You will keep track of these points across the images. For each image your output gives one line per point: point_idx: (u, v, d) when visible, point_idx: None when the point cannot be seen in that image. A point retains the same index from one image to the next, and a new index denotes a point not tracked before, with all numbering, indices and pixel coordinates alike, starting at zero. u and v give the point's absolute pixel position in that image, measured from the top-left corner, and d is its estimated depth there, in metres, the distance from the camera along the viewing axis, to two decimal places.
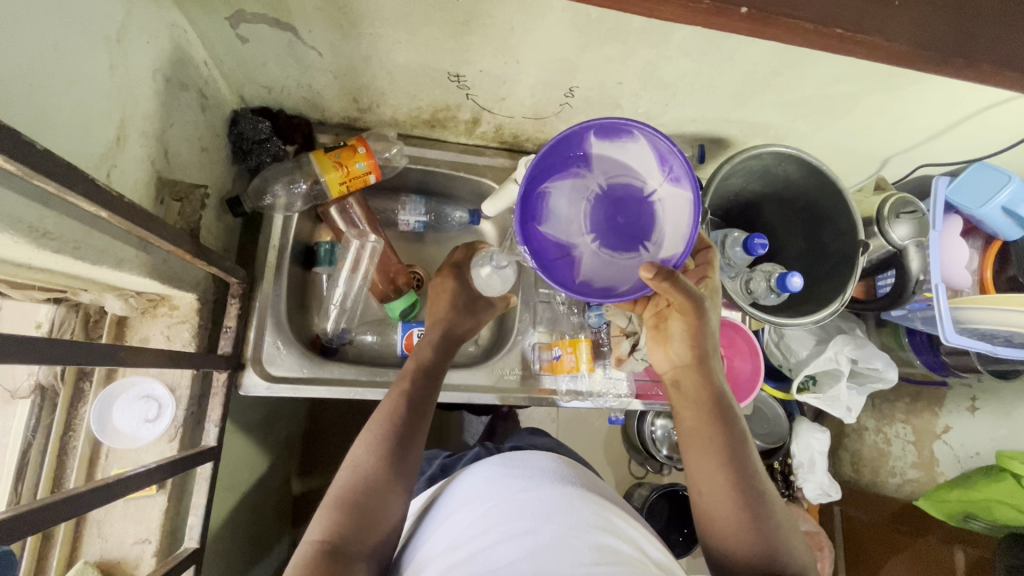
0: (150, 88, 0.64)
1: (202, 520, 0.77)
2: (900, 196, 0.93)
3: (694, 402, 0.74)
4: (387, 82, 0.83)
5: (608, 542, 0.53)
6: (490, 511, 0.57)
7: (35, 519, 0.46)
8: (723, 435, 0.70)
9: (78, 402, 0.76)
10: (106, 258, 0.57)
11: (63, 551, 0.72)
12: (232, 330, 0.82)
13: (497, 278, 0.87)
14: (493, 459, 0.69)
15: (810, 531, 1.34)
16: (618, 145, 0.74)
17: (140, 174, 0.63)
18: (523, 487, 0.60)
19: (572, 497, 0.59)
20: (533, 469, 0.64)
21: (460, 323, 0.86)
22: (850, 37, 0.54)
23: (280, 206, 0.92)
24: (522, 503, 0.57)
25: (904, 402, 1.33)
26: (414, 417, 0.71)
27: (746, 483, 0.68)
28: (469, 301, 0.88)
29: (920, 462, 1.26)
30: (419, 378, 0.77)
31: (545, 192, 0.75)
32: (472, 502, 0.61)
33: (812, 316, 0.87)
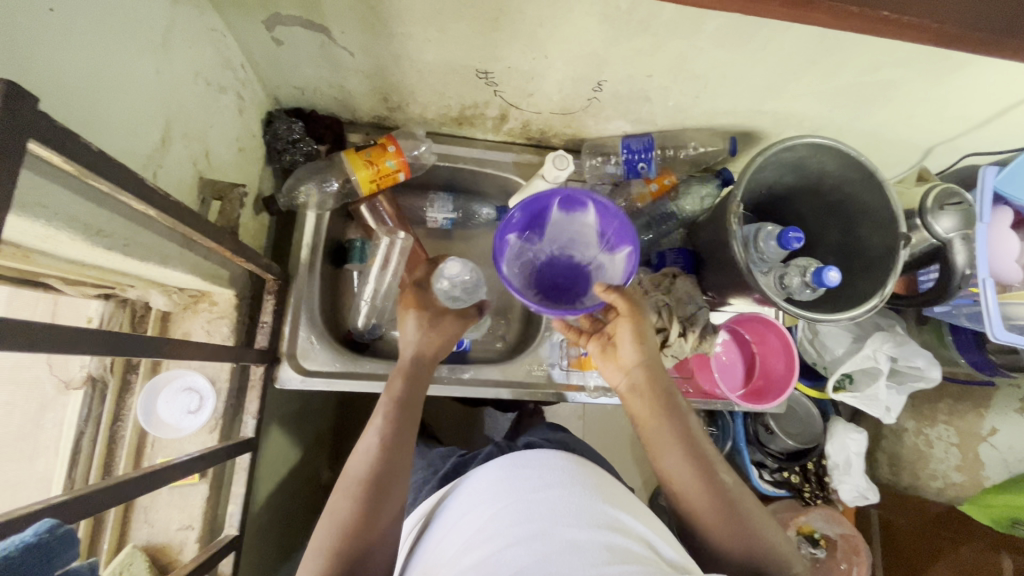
0: (193, 91, 0.66)
1: (241, 508, 0.80)
2: (944, 186, 0.90)
3: (656, 436, 0.71)
4: (416, 81, 0.85)
5: (620, 544, 0.52)
6: (502, 515, 0.57)
7: (93, 502, 0.48)
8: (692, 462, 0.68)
9: (126, 393, 0.79)
10: (152, 254, 0.59)
11: (113, 535, 0.75)
12: (268, 324, 0.86)
13: (458, 286, 0.91)
14: (499, 461, 0.68)
15: (845, 534, 1.33)
16: (577, 214, 0.86)
17: (184, 174, 0.65)
18: (533, 488, 0.59)
19: (582, 496, 0.58)
20: (542, 468, 0.63)
21: (433, 346, 0.84)
22: (897, 19, 0.52)
23: (312, 203, 0.93)
24: (532, 506, 0.56)
25: (946, 403, 1.28)
26: (394, 451, 0.70)
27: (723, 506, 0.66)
28: (437, 319, 0.87)
29: (963, 466, 1.21)
30: (391, 411, 0.74)
31: (511, 239, 0.85)
32: (484, 506, 0.61)
33: (849, 313, 0.84)
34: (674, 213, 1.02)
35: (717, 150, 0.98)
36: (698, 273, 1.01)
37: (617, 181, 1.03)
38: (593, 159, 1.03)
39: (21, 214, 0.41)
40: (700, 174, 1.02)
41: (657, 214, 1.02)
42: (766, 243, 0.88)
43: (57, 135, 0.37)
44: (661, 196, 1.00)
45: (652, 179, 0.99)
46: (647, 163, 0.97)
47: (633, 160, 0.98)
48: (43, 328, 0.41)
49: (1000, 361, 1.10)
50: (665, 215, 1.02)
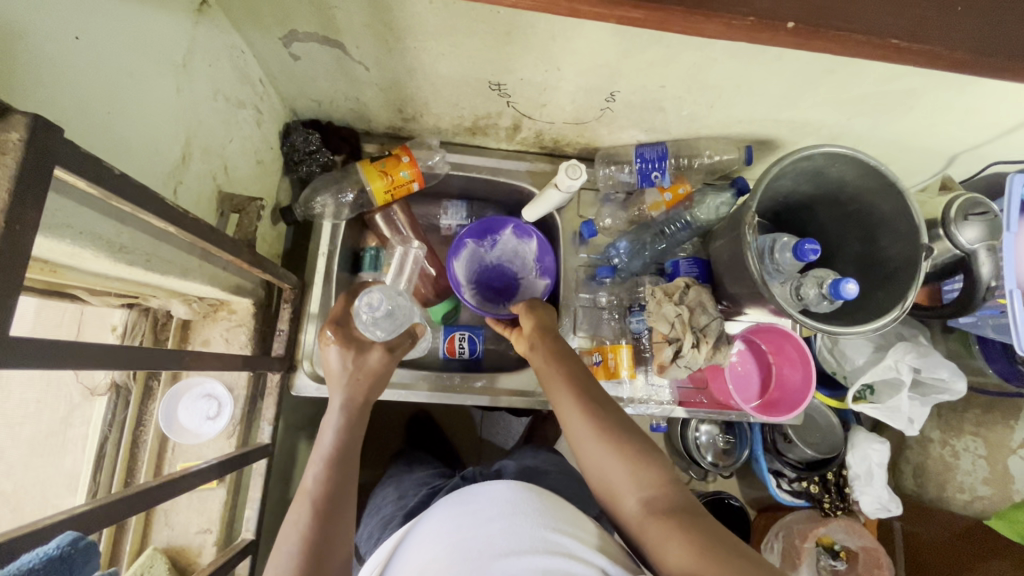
0: (212, 108, 0.68)
1: (258, 513, 0.82)
2: (967, 196, 0.87)
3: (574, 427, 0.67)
4: (430, 93, 0.85)
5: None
6: (441, 561, 0.55)
7: (117, 509, 0.50)
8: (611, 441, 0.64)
9: (148, 399, 0.81)
10: (173, 268, 0.61)
11: (135, 537, 0.78)
12: (285, 333, 0.87)
13: (384, 319, 0.74)
14: (451, 497, 0.65)
15: (866, 547, 1.27)
16: (519, 237, 1.04)
17: (202, 189, 0.66)
18: (472, 527, 0.57)
19: (523, 529, 0.57)
20: (484, 501, 0.61)
21: (364, 389, 0.73)
22: (909, 48, 0.51)
23: (328, 214, 0.95)
24: (469, 551, 0.54)
25: (973, 413, 1.25)
26: (334, 517, 0.62)
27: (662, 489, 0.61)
28: (363, 357, 0.74)
29: (992, 479, 1.18)
30: (323, 469, 0.65)
31: (468, 244, 1.03)
32: (428, 548, 0.59)
33: (869, 325, 0.82)
34: (691, 224, 1.00)
35: (733, 158, 0.97)
36: (710, 284, 1.00)
37: (631, 190, 1.04)
38: (606, 169, 1.04)
39: (48, 234, 0.43)
40: (716, 183, 1.01)
41: (675, 227, 1.01)
42: (782, 254, 0.86)
43: (83, 162, 0.38)
44: (676, 206, 0.99)
45: (667, 188, 0.98)
46: (660, 172, 0.97)
47: (647, 168, 0.97)
48: (74, 344, 0.43)
49: None
50: (681, 225, 1.01)
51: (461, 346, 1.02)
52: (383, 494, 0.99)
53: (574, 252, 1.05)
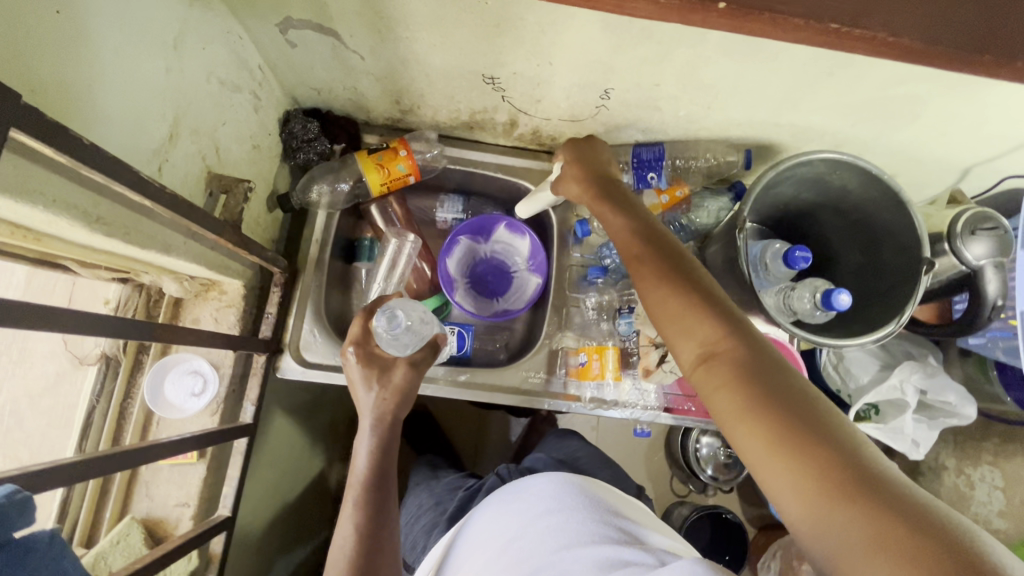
0: (205, 90, 0.69)
1: (236, 491, 0.83)
2: (977, 209, 0.83)
3: (684, 320, 0.57)
4: (426, 84, 0.86)
5: (608, 535, 0.69)
6: (505, 549, 0.71)
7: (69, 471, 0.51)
8: (724, 333, 0.55)
9: (137, 372, 0.84)
10: (154, 243, 0.63)
11: (116, 506, 0.80)
12: (273, 317, 0.89)
13: (399, 336, 0.79)
14: (499, 497, 0.82)
15: None
16: (513, 235, 1.06)
17: (191, 168, 0.68)
18: (527, 521, 0.73)
19: (571, 517, 0.72)
20: (533, 497, 0.78)
21: (391, 407, 0.78)
22: (850, 33, 0.50)
23: (324, 203, 0.97)
24: (527, 535, 0.71)
25: (992, 442, 1.23)
26: (371, 539, 0.72)
27: (779, 392, 0.50)
28: (386, 374, 0.79)
29: (1009, 512, 1.17)
30: (360, 495, 0.75)
31: (462, 240, 1.06)
32: (489, 539, 0.75)
33: (864, 337, 0.79)
34: (689, 228, 0.99)
35: (732, 162, 0.95)
36: None
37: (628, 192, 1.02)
38: None
39: (18, 199, 0.44)
40: (712, 188, 1.00)
41: (671, 230, 0.99)
42: (774, 261, 0.85)
43: (46, 129, 0.40)
44: (673, 208, 0.98)
45: (664, 189, 0.97)
46: (656, 174, 0.96)
47: (643, 169, 0.96)
48: (8, 304, 0.44)
49: None
50: (678, 228, 0.99)
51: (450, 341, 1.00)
52: (416, 499, 1.05)
53: (568, 253, 1.04)
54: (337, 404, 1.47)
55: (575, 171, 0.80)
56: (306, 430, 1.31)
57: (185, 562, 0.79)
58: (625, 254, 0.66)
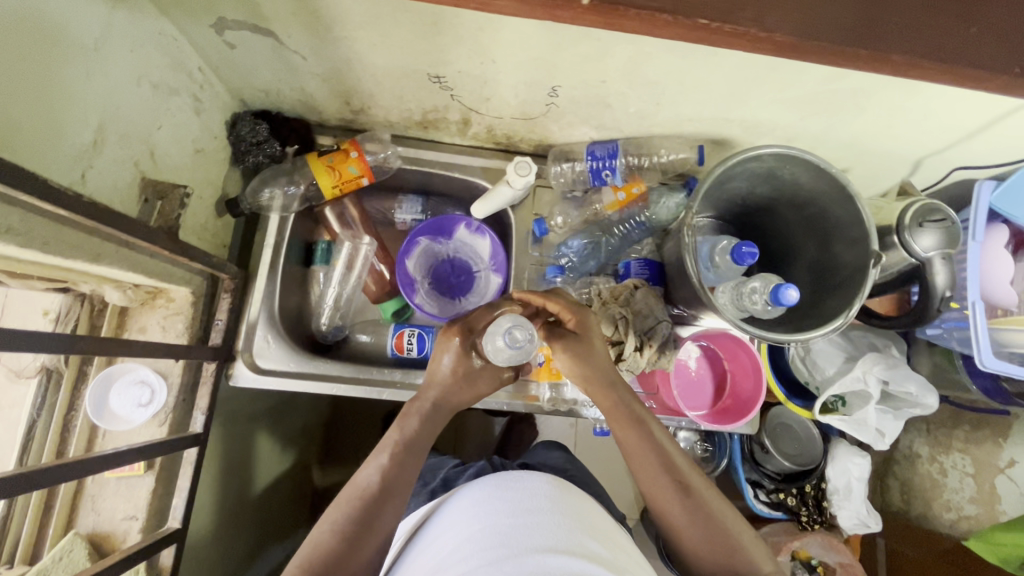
0: (135, 94, 0.67)
1: (186, 502, 0.82)
2: (925, 203, 0.84)
3: (654, 474, 0.72)
4: (373, 84, 0.85)
5: (590, 546, 0.65)
6: (477, 536, 0.66)
7: None
8: (671, 480, 0.71)
9: (80, 384, 0.81)
10: (79, 252, 0.61)
11: (59, 522, 0.78)
12: (223, 324, 0.87)
13: (514, 353, 0.76)
14: (485, 482, 0.78)
15: (842, 562, 1.29)
16: (473, 236, 1.05)
17: (122, 174, 0.66)
18: (509, 513, 0.69)
19: (556, 523, 0.67)
20: (522, 492, 0.73)
21: (458, 399, 0.81)
22: (721, 27, 0.52)
23: (276, 206, 0.95)
24: (505, 529, 0.66)
25: (962, 430, 1.25)
26: (389, 493, 0.71)
27: (704, 526, 0.68)
28: (472, 372, 0.81)
29: (979, 498, 1.19)
30: (398, 452, 0.74)
31: (422, 241, 1.04)
32: (463, 524, 0.71)
33: (809, 334, 0.79)
34: (647, 223, 1.00)
35: (686, 158, 0.95)
36: (664, 287, 0.97)
37: (587, 188, 1.01)
38: (559, 167, 1.01)
39: None
40: (669, 184, 0.99)
41: (629, 225, 1.01)
42: (723, 257, 0.85)
43: None
44: (630, 206, 0.98)
45: (621, 187, 0.96)
46: (611, 171, 0.94)
47: (598, 167, 0.94)
48: None
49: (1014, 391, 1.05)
50: (636, 224, 1.00)
51: (410, 344, 1.00)
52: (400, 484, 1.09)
53: (526, 252, 1.04)
54: (307, 409, 1.45)
55: (570, 349, 0.78)
56: (274, 436, 1.30)
57: None
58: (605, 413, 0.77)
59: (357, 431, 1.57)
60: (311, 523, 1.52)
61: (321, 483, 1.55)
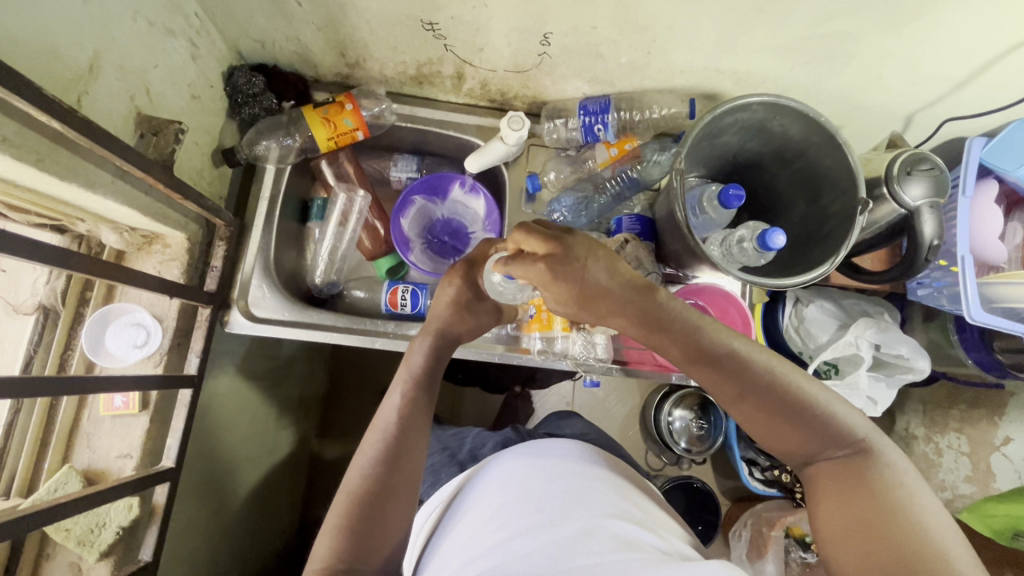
0: (131, 29, 0.69)
1: (179, 443, 0.83)
2: (912, 153, 0.84)
3: (710, 379, 0.64)
4: (368, 34, 0.86)
5: (627, 507, 0.67)
6: (513, 502, 0.66)
7: None
8: (732, 376, 0.62)
9: (77, 324, 0.83)
10: (75, 177, 0.62)
11: (55, 456, 0.79)
12: (218, 270, 0.90)
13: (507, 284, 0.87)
14: (514, 453, 0.77)
15: None
16: (468, 196, 1.06)
17: (115, 105, 0.67)
18: (542, 479, 0.69)
19: (591, 488, 0.68)
20: (554, 459, 0.74)
21: (459, 330, 0.83)
22: None
23: (272, 157, 0.96)
24: (541, 494, 0.66)
25: (959, 409, 1.25)
26: (408, 432, 0.71)
27: (779, 413, 0.60)
28: (471, 301, 0.83)
29: (974, 476, 1.19)
30: (410, 389, 0.75)
31: (417, 200, 1.05)
32: (495, 493, 0.71)
33: (796, 279, 0.80)
34: (638, 180, 0.99)
35: (677, 113, 0.96)
36: (654, 242, 0.98)
37: (581, 146, 1.02)
38: (551, 123, 1.02)
39: None
40: (661, 139, 0.99)
41: (620, 182, 1.00)
42: (711, 203, 0.86)
43: None
44: (622, 161, 0.98)
45: (613, 143, 0.97)
46: (603, 126, 0.95)
47: (591, 122, 0.96)
48: None
49: (1008, 364, 1.06)
50: (628, 180, 0.99)
51: (403, 299, 0.99)
52: None
53: (519, 210, 1.04)
54: (306, 377, 1.47)
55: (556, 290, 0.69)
56: (274, 399, 1.31)
57: (125, 512, 0.78)
58: (629, 325, 0.68)
59: (355, 402, 1.58)
60: (310, 492, 1.53)
61: (321, 453, 1.56)
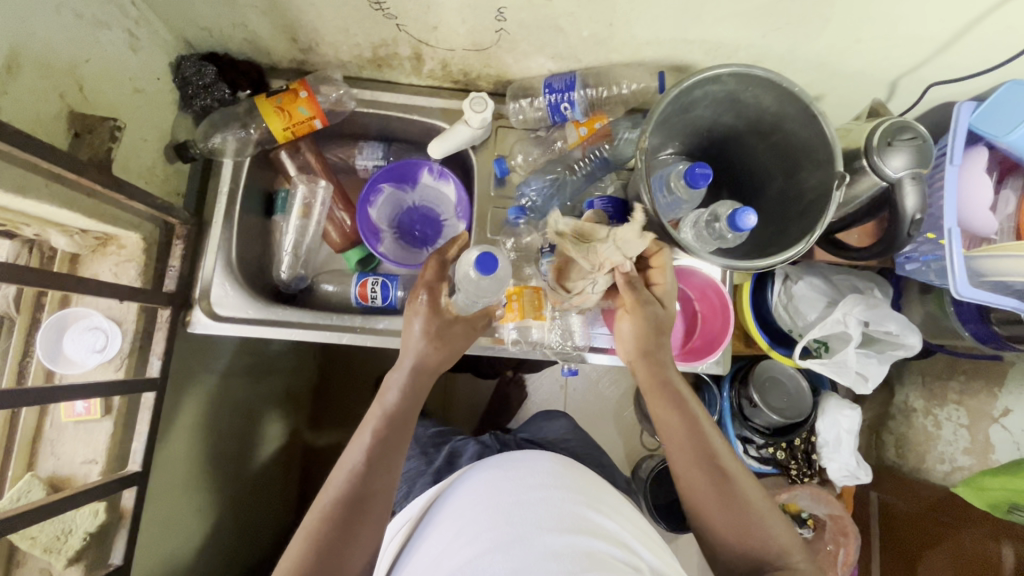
0: (54, 20, 0.65)
1: (145, 446, 0.82)
2: (892, 121, 0.79)
3: (682, 456, 0.77)
4: (316, 16, 0.82)
5: (597, 519, 0.67)
6: (484, 514, 0.66)
7: None
8: (699, 454, 0.76)
9: (34, 331, 0.81)
10: (0, 181, 0.60)
11: (19, 465, 0.78)
12: (175, 270, 0.87)
13: (485, 283, 0.76)
14: (487, 462, 0.77)
15: (834, 515, 1.31)
16: (437, 183, 1.03)
17: (43, 104, 0.64)
18: (514, 491, 0.69)
19: (559, 501, 0.68)
20: (526, 469, 0.73)
21: (436, 359, 0.79)
22: None
23: (230, 150, 0.93)
24: (513, 508, 0.66)
25: (957, 381, 1.23)
26: (372, 473, 0.70)
27: (728, 504, 0.73)
28: (442, 329, 0.80)
29: (972, 449, 1.16)
30: (382, 425, 0.75)
31: (384, 188, 1.02)
32: (466, 503, 0.70)
33: (770, 260, 0.76)
34: (609, 160, 0.96)
35: (648, 88, 0.91)
36: (629, 224, 0.94)
37: (549, 126, 0.98)
38: (517, 104, 0.98)
39: None
40: (633, 115, 0.95)
41: (591, 162, 0.96)
42: (679, 181, 0.81)
43: None
44: (592, 141, 0.93)
45: (582, 121, 0.92)
46: (570, 104, 0.91)
47: (556, 100, 0.91)
48: None
49: (1006, 335, 1.02)
50: (598, 159, 0.96)
51: (373, 291, 0.97)
52: None
53: (487, 196, 1.00)
54: (295, 372, 1.46)
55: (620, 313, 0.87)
56: (259, 395, 1.30)
57: (91, 518, 0.78)
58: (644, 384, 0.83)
59: (346, 395, 1.57)
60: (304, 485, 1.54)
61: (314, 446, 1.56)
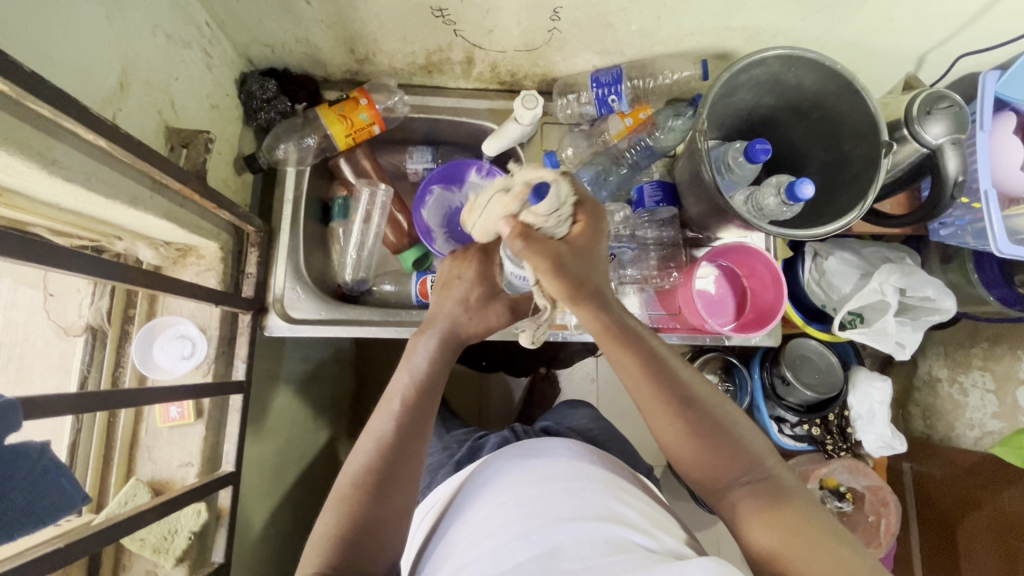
0: (151, 42, 0.69)
1: (236, 448, 0.85)
2: (929, 92, 0.84)
3: (646, 398, 0.63)
4: (377, 27, 0.86)
5: (626, 508, 0.61)
6: (502, 507, 0.61)
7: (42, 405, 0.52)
8: (666, 388, 0.62)
9: (124, 342, 0.85)
10: (119, 194, 0.64)
11: (120, 470, 0.81)
12: (254, 274, 0.91)
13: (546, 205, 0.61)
14: (506, 458, 0.72)
15: (873, 486, 1.34)
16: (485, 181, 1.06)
17: (144, 121, 0.68)
18: (533, 482, 0.64)
19: (584, 490, 0.62)
20: (546, 460, 0.68)
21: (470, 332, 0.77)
22: None
23: (292, 160, 0.97)
24: (532, 499, 0.60)
25: (981, 347, 1.27)
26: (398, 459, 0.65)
27: (709, 432, 0.62)
28: (484, 303, 0.77)
29: (1001, 412, 1.19)
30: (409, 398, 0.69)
31: (434, 189, 1.04)
32: (484, 499, 0.65)
33: (824, 229, 0.80)
34: (654, 149, 0.98)
35: (689, 76, 0.96)
36: (676, 207, 0.99)
37: (594, 120, 1.02)
38: (564, 99, 1.03)
39: None
40: (675, 103, 0.99)
41: (637, 151, 0.98)
42: (737, 160, 0.87)
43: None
44: (639, 130, 0.97)
45: (627, 113, 0.97)
46: (617, 96, 0.96)
47: (604, 93, 0.96)
48: None
49: None
50: (644, 149, 0.98)
51: (433, 289, 1.01)
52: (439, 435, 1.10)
53: None
54: (337, 379, 1.48)
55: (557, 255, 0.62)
56: (309, 402, 1.33)
57: (195, 516, 0.81)
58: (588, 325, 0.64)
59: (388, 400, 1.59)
60: None
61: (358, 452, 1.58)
